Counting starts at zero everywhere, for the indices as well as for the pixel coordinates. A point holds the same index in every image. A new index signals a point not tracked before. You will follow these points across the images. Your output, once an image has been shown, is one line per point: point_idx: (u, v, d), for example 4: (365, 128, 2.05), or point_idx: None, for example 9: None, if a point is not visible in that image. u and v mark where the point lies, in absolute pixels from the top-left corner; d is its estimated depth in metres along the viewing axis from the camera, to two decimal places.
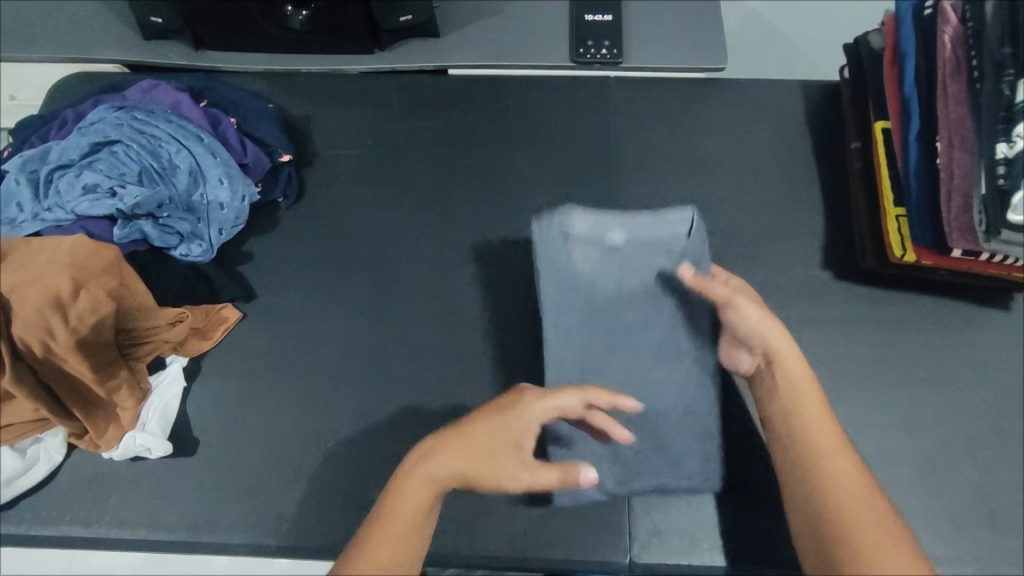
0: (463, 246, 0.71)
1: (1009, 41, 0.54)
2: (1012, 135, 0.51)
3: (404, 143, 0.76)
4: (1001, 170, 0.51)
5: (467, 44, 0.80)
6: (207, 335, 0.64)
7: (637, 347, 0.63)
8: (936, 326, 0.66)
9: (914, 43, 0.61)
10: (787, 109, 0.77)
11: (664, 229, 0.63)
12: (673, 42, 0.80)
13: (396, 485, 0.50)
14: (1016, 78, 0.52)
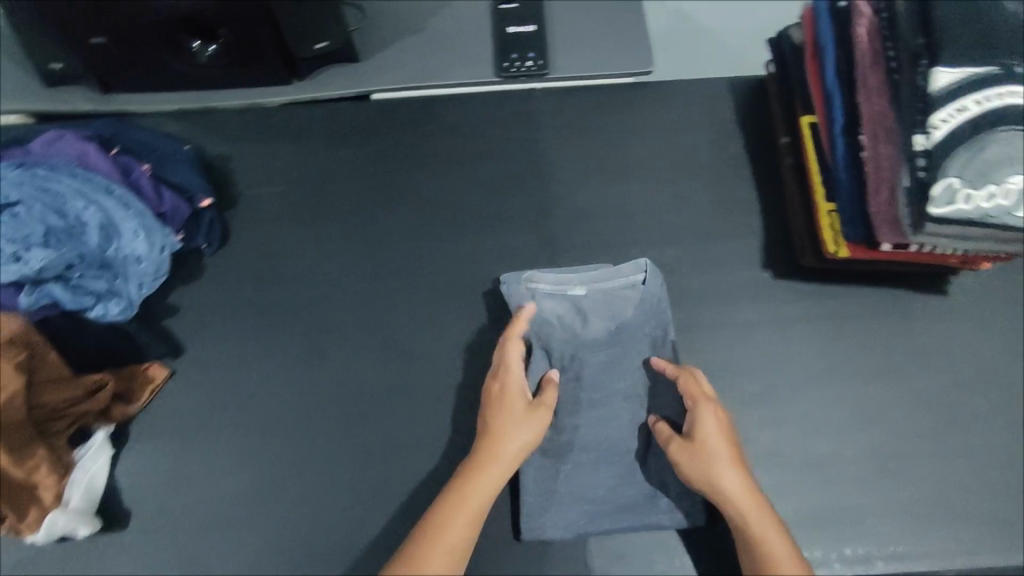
0: (402, 278, 0.69)
1: (921, 30, 0.51)
2: (928, 126, 0.49)
3: (331, 177, 0.74)
4: (921, 162, 0.49)
5: (389, 68, 0.78)
6: (133, 399, 0.62)
7: (600, 395, 0.64)
8: (879, 318, 0.66)
9: (833, 37, 0.61)
10: (716, 107, 0.77)
11: (620, 281, 0.65)
12: (598, 48, 0.78)
13: (433, 526, 0.51)
14: (929, 66, 0.50)
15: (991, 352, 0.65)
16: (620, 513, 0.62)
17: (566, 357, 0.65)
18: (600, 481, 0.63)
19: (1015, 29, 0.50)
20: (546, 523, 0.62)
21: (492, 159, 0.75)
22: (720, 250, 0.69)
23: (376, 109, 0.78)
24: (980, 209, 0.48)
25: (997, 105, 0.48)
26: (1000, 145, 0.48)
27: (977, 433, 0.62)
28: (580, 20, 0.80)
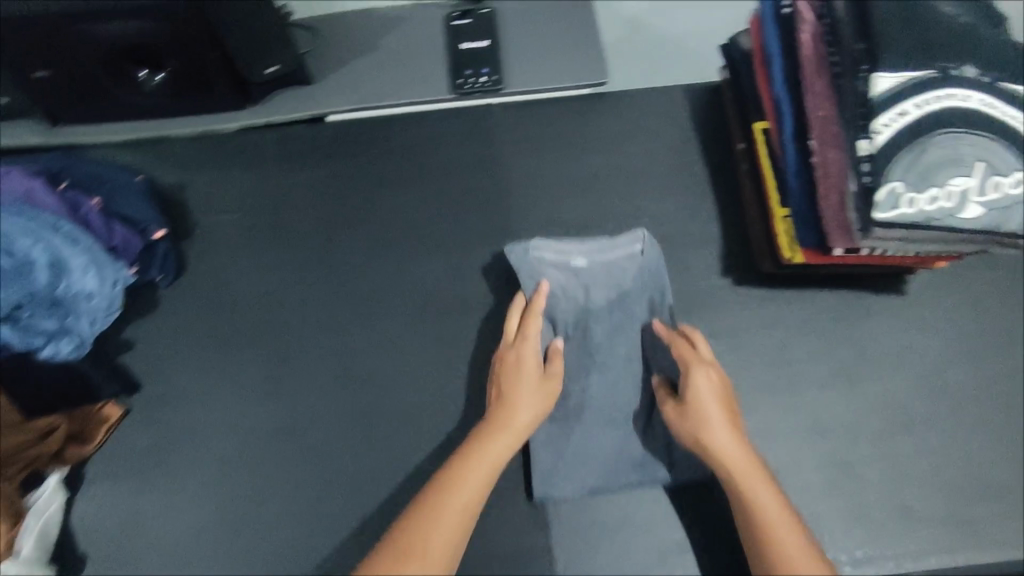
0: (362, 300, 0.69)
1: (862, 36, 0.51)
2: (870, 131, 0.49)
3: (286, 202, 0.74)
4: (865, 167, 0.49)
5: (343, 90, 0.78)
6: (88, 438, 0.62)
7: (602, 359, 0.66)
8: (840, 321, 0.66)
9: (779, 44, 0.61)
10: (673, 116, 0.77)
11: (620, 250, 0.67)
12: (552, 61, 0.79)
13: (441, 493, 0.54)
14: (869, 72, 0.50)
15: (952, 347, 0.65)
16: (630, 467, 0.63)
17: (569, 325, 0.67)
18: (604, 442, 0.64)
19: (949, 33, 0.50)
20: (556, 483, 0.62)
21: (451, 173, 0.75)
22: (681, 257, 0.69)
23: (331, 130, 0.78)
24: (922, 212, 0.47)
25: (935, 108, 0.48)
26: (939, 148, 0.48)
27: (940, 429, 0.63)
28: (534, 32, 0.80)
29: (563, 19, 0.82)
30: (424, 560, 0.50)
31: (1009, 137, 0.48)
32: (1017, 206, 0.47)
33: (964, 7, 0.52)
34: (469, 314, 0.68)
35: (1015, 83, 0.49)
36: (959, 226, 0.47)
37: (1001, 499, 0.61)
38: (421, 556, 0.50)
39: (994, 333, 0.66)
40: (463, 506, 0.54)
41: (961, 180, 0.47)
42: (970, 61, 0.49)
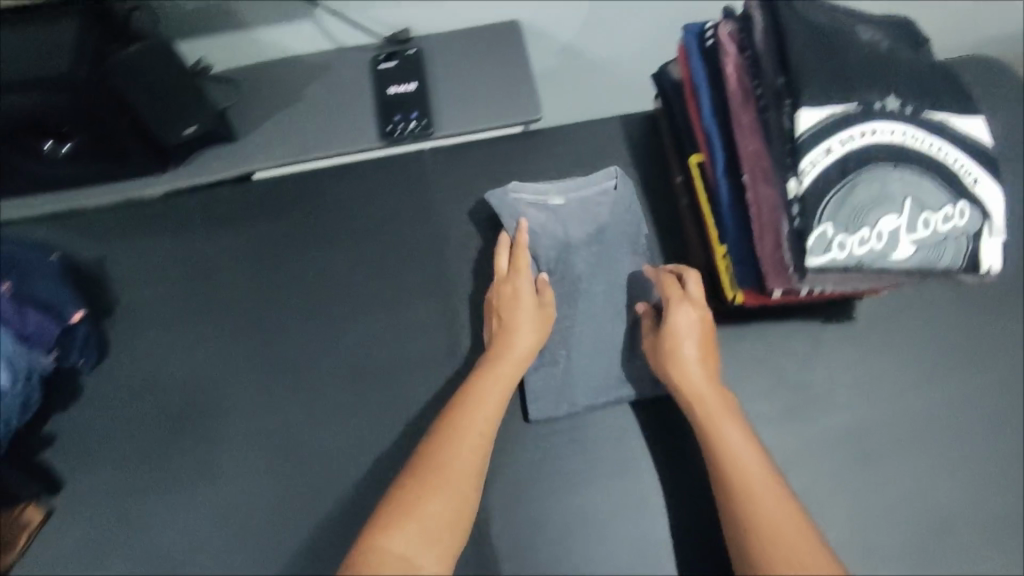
0: (302, 373, 0.68)
1: (782, 70, 0.50)
2: (797, 170, 0.47)
3: (216, 271, 0.72)
4: (796, 210, 0.47)
5: (267, 146, 0.75)
6: (8, 547, 0.61)
7: (586, 289, 0.69)
8: (791, 357, 0.65)
9: (705, 76, 0.59)
10: (609, 150, 0.76)
11: (595, 187, 0.72)
12: (485, 99, 0.77)
13: (453, 421, 0.60)
14: (792, 109, 0.48)
15: (896, 377, 0.65)
16: (615, 387, 0.67)
17: (552, 262, 0.70)
18: (594, 365, 0.68)
19: (869, 63, 0.49)
20: (546, 404, 0.67)
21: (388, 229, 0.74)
22: (620, 301, 0.69)
23: (260, 192, 0.76)
24: (853, 256, 0.45)
25: (861, 143, 0.47)
26: (866, 186, 0.46)
27: (885, 463, 0.63)
28: (464, 71, 0.79)
29: (493, 55, 0.80)
30: (452, 473, 0.56)
31: (934, 170, 0.47)
32: (948, 242, 0.46)
33: (883, 38, 0.52)
34: (412, 378, 0.68)
35: (940, 111, 0.48)
36: (893, 267, 0.46)
37: (943, 531, 0.62)
38: (449, 471, 0.56)
39: (942, 355, 0.66)
40: (481, 425, 0.60)
41: (889, 219, 0.46)
42: (891, 91, 0.48)
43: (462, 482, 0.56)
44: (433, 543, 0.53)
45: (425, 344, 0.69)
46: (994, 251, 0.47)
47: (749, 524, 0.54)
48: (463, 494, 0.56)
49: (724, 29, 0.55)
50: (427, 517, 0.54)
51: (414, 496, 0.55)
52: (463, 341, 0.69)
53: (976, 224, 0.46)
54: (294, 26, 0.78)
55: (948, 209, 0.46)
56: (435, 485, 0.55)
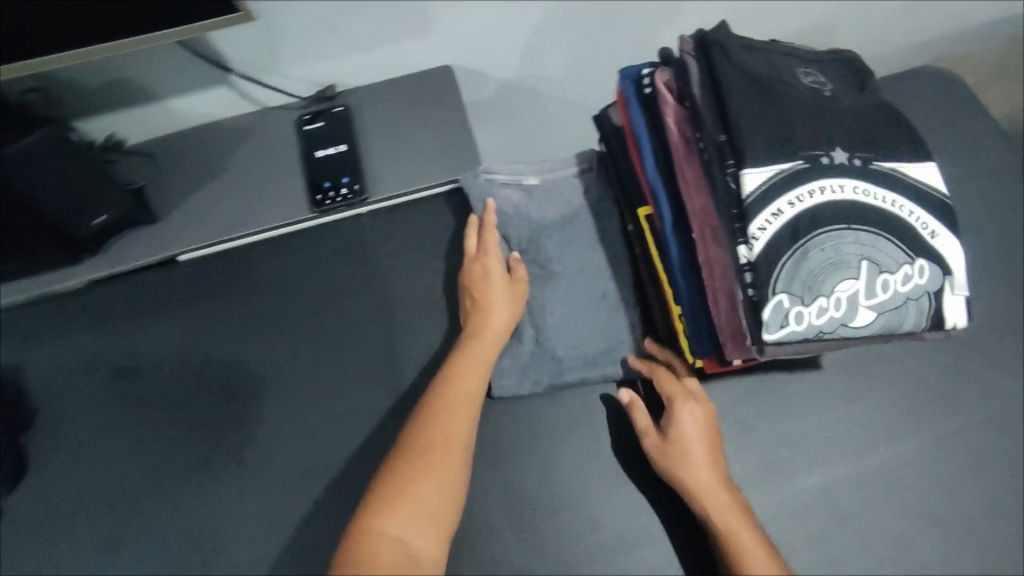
0: (251, 455, 0.69)
1: (724, 125, 0.46)
2: (747, 236, 0.44)
3: (144, 365, 0.72)
4: (748, 277, 0.44)
5: (189, 224, 0.75)
6: None
7: (556, 270, 0.72)
8: (751, 413, 0.67)
9: (646, 125, 0.55)
10: (558, 204, 0.75)
11: (568, 170, 0.76)
12: (413, 159, 0.78)
13: (435, 402, 0.62)
14: (738, 168, 0.44)
15: (860, 427, 0.67)
16: (575, 368, 0.70)
17: (523, 243, 0.74)
18: (567, 343, 0.71)
19: (811, 114, 0.46)
20: (510, 384, 0.70)
21: (335, 296, 0.76)
22: (567, 356, 0.70)
23: (184, 273, 0.75)
24: (813, 327, 0.43)
25: (811, 203, 0.44)
26: (821, 249, 0.43)
27: (828, 498, 0.65)
28: (395, 128, 0.80)
29: (424, 107, 0.81)
30: (445, 448, 0.59)
31: (891, 227, 0.44)
32: (909, 303, 0.44)
33: (826, 82, 0.49)
34: (367, 452, 0.69)
35: (891, 161, 0.45)
36: (854, 335, 0.43)
37: None
38: (441, 447, 0.59)
39: (902, 400, 0.68)
40: (467, 400, 0.63)
41: (848, 284, 0.43)
42: (837, 143, 0.45)
43: (453, 454, 0.59)
44: (430, 518, 0.56)
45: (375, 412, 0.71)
46: (957, 307, 0.44)
47: None
48: (456, 466, 0.59)
49: (662, 77, 0.51)
50: (424, 491, 0.56)
51: (410, 469, 0.57)
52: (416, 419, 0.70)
53: (936, 281, 0.44)
54: (208, 93, 0.77)
55: (907, 268, 0.44)
56: (429, 460, 0.58)
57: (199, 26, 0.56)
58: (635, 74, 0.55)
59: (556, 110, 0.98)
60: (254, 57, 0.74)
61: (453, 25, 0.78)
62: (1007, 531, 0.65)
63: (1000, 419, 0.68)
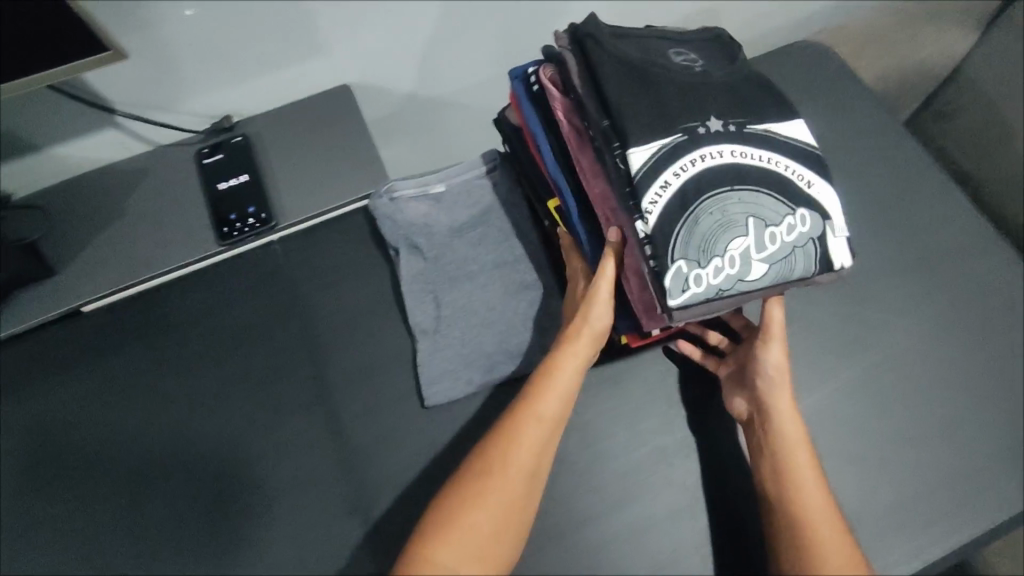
0: (186, 476, 0.74)
1: (605, 110, 0.47)
2: (642, 212, 0.45)
3: (69, 418, 0.78)
4: (649, 251, 0.46)
5: (96, 270, 0.81)
6: None
7: (466, 270, 0.84)
8: (661, 381, 0.73)
9: (539, 120, 0.56)
10: (458, 215, 0.86)
11: (472, 172, 0.88)
12: (311, 178, 0.88)
13: (514, 429, 0.61)
14: (623, 148, 0.46)
15: None
16: (503, 362, 0.80)
17: (435, 247, 0.84)
18: (491, 339, 0.80)
19: (686, 91, 0.48)
20: (439, 392, 0.77)
21: (254, 317, 0.83)
22: (487, 350, 0.80)
23: (88, 323, 0.82)
24: (711, 287, 0.45)
25: (696, 172, 0.46)
26: (710, 213, 0.45)
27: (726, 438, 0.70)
28: (296, 156, 0.89)
29: (323, 127, 0.90)
30: (504, 477, 0.59)
31: (770, 182, 0.47)
32: (797, 252, 0.46)
33: (697, 60, 0.51)
34: (305, 465, 0.75)
35: (762, 122, 0.48)
36: (750, 289, 0.46)
37: (853, 520, 0.67)
38: (500, 476, 0.60)
39: (799, 353, 0.74)
40: (541, 421, 0.62)
41: (739, 242, 0.45)
42: (711, 113, 0.47)
43: (515, 482, 0.59)
44: (476, 553, 0.57)
45: (298, 416, 0.77)
46: (841, 249, 0.47)
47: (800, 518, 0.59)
48: (516, 492, 0.59)
49: (545, 73, 0.52)
50: (473, 522, 0.58)
51: (466, 494, 0.59)
52: (345, 429, 0.77)
53: (818, 227, 0.47)
54: (97, 136, 0.84)
55: (790, 219, 0.46)
56: (485, 488, 0.59)
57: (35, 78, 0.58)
58: (523, 72, 0.56)
59: (457, 117, 1.08)
60: (137, 95, 0.81)
61: (339, 46, 0.88)
62: (899, 451, 0.70)
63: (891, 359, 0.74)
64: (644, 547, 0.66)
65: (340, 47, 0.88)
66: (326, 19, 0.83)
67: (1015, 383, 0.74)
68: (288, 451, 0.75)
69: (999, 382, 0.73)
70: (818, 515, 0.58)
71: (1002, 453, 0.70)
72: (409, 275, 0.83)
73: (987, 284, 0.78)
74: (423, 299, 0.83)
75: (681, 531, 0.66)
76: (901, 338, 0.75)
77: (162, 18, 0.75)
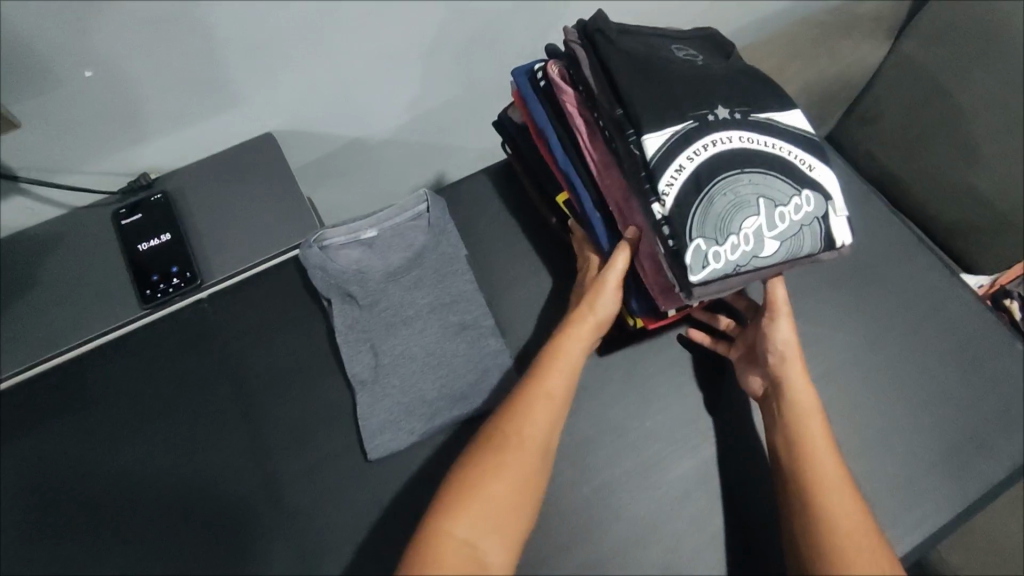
0: (122, 547, 0.72)
1: (618, 101, 0.55)
2: (658, 195, 0.54)
3: (4, 492, 0.75)
4: (666, 231, 0.54)
5: (8, 347, 0.78)
6: None
7: (403, 317, 0.81)
8: (600, 400, 0.76)
9: (549, 118, 0.65)
10: (392, 263, 0.82)
11: (407, 213, 0.84)
12: (240, 229, 0.84)
13: (525, 403, 0.63)
14: (637, 136, 0.54)
15: (705, 389, 0.77)
16: (443, 408, 0.76)
17: (370, 294, 0.81)
18: (434, 385, 0.77)
19: (684, 84, 0.56)
20: (382, 445, 0.75)
21: (185, 381, 0.80)
22: (428, 398, 0.77)
23: (8, 399, 0.79)
24: (729, 261, 0.53)
25: (706, 156, 0.54)
26: (724, 195, 0.54)
27: (654, 467, 0.73)
28: (223, 212, 0.85)
29: (250, 178, 0.87)
30: (519, 448, 0.61)
31: (779, 167, 0.56)
32: (804, 229, 0.55)
33: (696, 54, 0.61)
34: (248, 528, 0.72)
35: (764, 112, 0.57)
36: (765, 262, 0.54)
37: None
38: (516, 448, 0.61)
39: None
40: (548, 396, 0.64)
41: (752, 221, 0.54)
42: (718, 103, 0.56)
43: (531, 453, 0.61)
44: (494, 520, 0.57)
45: (238, 482, 0.75)
46: (841, 227, 0.56)
47: (812, 481, 0.63)
48: (532, 465, 0.61)
49: (555, 72, 0.62)
50: (493, 494, 0.58)
51: (483, 468, 0.60)
52: (287, 489, 0.74)
53: (821, 207, 0.55)
54: (5, 204, 0.80)
55: (796, 199, 0.55)
56: (500, 461, 0.60)
57: None
58: (530, 72, 0.65)
59: (396, 154, 1.09)
60: (42, 160, 0.77)
61: (256, 95, 0.85)
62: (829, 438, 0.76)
63: (825, 351, 0.79)
64: (590, 557, 0.69)
65: (258, 96, 0.85)
66: (238, 70, 0.80)
67: (930, 398, 0.77)
68: (228, 522, 0.73)
69: (912, 399, 0.77)
70: (830, 479, 0.62)
71: (914, 472, 0.73)
72: (341, 328, 0.80)
73: (897, 300, 0.83)
74: (361, 349, 0.80)
75: (621, 536, 0.70)
76: (816, 360, 0.79)
77: (58, 82, 0.70)
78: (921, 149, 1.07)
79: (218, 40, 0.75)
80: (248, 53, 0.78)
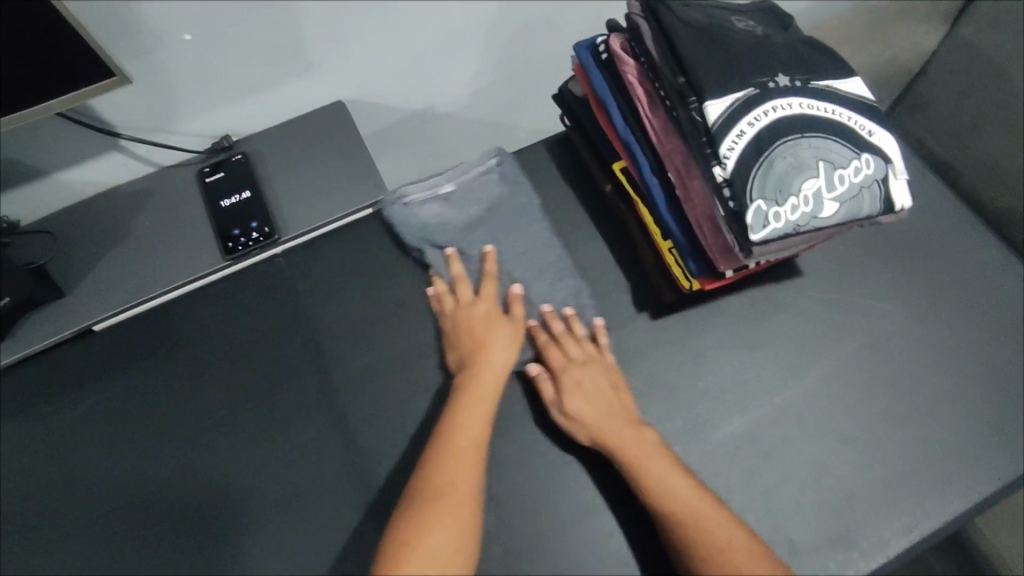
0: (208, 474, 0.79)
1: (680, 70, 0.58)
2: (720, 158, 0.57)
3: (101, 421, 0.82)
4: (727, 193, 0.57)
5: (102, 292, 0.84)
6: None
7: (465, 274, 0.84)
8: (651, 361, 0.80)
9: (609, 88, 0.68)
10: (456, 224, 0.86)
11: (472, 174, 0.88)
12: (312, 189, 0.89)
13: (444, 456, 0.70)
14: (699, 102, 0.57)
15: (754, 356, 0.79)
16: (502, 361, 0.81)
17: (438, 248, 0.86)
18: None
19: (746, 54, 0.59)
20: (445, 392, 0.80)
21: (258, 330, 0.86)
22: None
23: (101, 341, 0.86)
24: (789, 221, 0.56)
25: (766, 121, 0.57)
26: (784, 157, 0.57)
27: (703, 424, 0.76)
28: (297, 174, 0.90)
29: (322, 145, 0.92)
30: (448, 497, 0.67)
31: (838, 131, 0.58)
32: (864, 191, 0.58)
33: (755, 25, 0.63)
34: (319, 465, 0.78)
35: (823, 80, 0.60)
36: (824, 222, 0.57)
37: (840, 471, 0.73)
38: (448, 496, 0.67)
39: (788, 325, 0.81)
40: (470, 449, 0.70)
41: (812, 183, 0.56)
42: (778, 72, 0.59)
43: (459, 500, 0.67)
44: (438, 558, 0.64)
45: (308, 424, 0.81)
46: (900, 189, 0.59)
47: (674, 517, 0.66)
48: (464, 508, 0.67)
49: (617, 44, 0.64)
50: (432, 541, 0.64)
51: (417, 525, 0.65)
52: (356, 430, 0.80)
53: (880, 170, 0.58)
54: (103, 159, 0.87)
55: (856, 163, 0.58)
56: (437, 512, 0.66)
57: (33, 111, 0.65)
58: (591, 46, 0.68)
59: (453, 128, 1.13)
60: (140, 119, 0.84)
61: (332, 65, 0.89)
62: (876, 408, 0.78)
63: (875, 323, 0.81)
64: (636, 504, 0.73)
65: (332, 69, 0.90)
66: (315, 42, 0.85)
67: (977, 373, 0.78)
68: (300, 456, 0.79)
69: (960, 372, 0.78)
70: (687, 514, 0.66)
71: (959, 444, 0.74)
72: None
73: (948, 279, 0.84)
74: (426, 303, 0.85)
75: None
76: (866, 331, 0.80)
77: (154, 46, 0.76)
78: (977, 134, 1.06)
79: (300, 13, 0.80)
80: (326, 24, 0.83)
